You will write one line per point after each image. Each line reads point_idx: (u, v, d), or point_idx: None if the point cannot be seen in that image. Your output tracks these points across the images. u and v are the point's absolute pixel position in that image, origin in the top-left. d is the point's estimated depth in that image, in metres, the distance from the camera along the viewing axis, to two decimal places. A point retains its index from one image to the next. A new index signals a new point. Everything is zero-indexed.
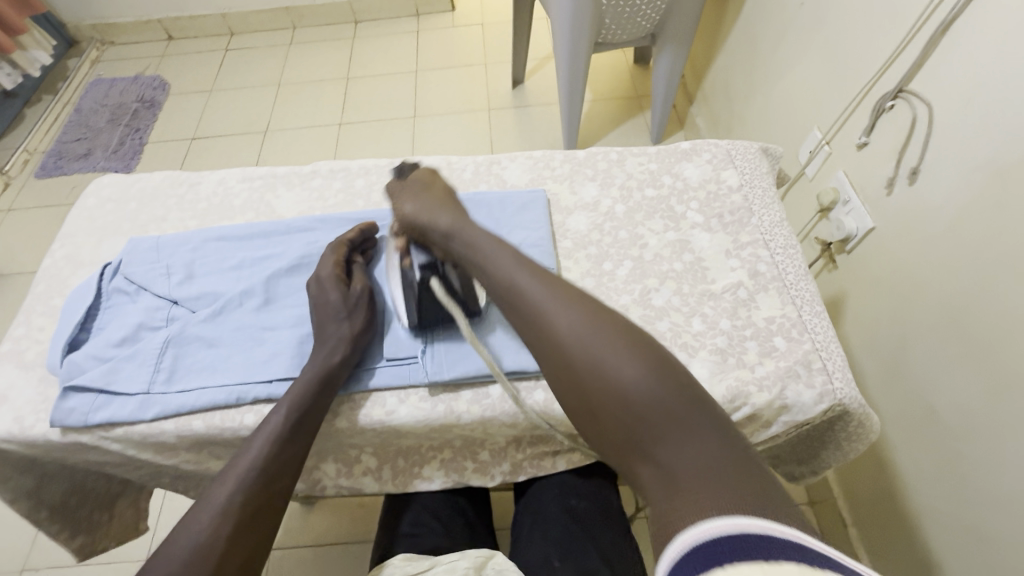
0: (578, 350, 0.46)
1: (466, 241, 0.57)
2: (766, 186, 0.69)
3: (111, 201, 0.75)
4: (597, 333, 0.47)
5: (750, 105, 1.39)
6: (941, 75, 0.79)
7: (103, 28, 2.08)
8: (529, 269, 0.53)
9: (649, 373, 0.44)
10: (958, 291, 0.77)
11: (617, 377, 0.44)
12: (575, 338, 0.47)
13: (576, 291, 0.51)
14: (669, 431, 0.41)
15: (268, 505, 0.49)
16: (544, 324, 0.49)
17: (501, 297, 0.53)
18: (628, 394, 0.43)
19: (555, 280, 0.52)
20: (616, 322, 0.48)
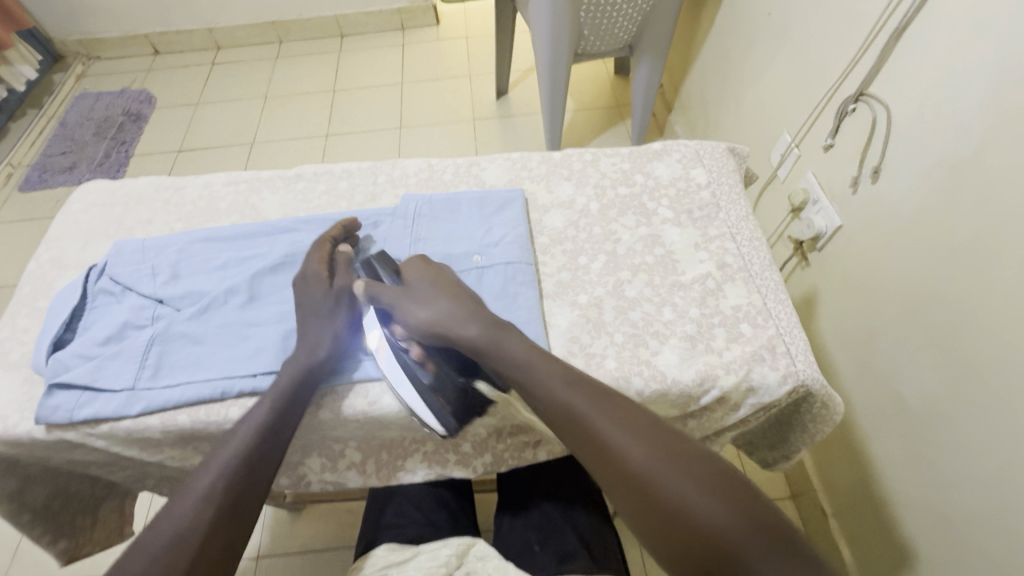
0: (631, 468, 0.44)
1: (501, 356, 0.53)
2: (732, 183, 0.72)
3: (97, 206, 0.76)
4: (648, 450, 0.45)
5: (724, 112, 1.43)
6: (897, 78, 0.84)
7: (89, 43, 2.09)
8: (579, 383, 0.50)
9: (703, 490, 0.41)
10: (919, 282, 0.80)
11: (672, 498, 0.42)
12: (648, 472, 0.43)
13: (639, 416, 0.48)
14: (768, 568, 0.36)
15: (251, 492, 0.50)
16: (614, 457, 0.45)
17: (561, 421, 0.49)
18: (685, 513, 0.41)
19: (614, 402, 0.49)
20: (666, 436, 0.45)
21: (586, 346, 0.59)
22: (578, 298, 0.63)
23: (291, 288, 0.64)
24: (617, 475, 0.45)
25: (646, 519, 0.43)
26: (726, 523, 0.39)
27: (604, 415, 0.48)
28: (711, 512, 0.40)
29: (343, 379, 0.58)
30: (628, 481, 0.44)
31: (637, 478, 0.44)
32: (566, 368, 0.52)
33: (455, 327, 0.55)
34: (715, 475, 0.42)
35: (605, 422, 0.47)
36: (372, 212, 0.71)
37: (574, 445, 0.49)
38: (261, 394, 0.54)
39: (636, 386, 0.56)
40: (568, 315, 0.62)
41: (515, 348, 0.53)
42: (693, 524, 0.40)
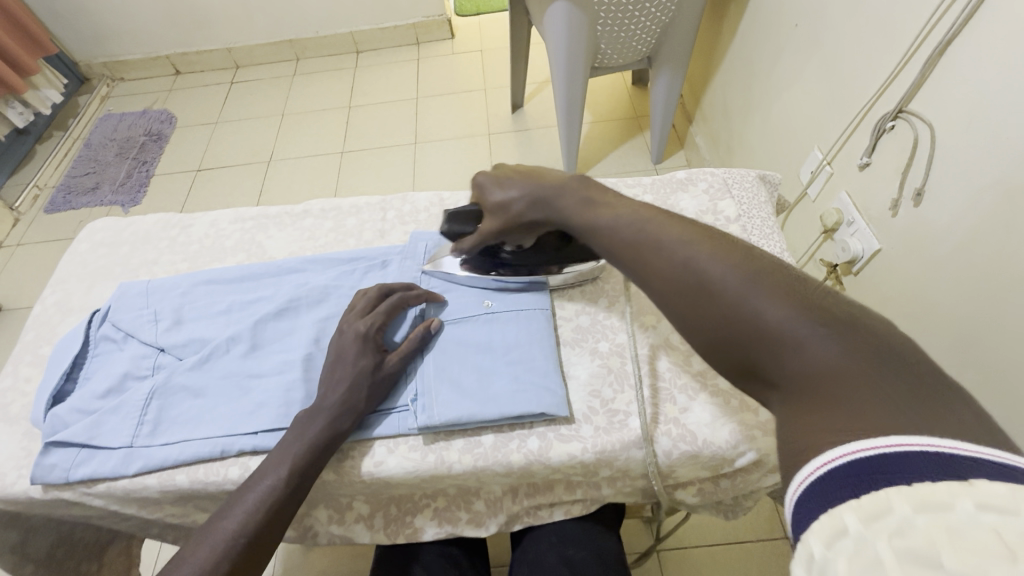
0: (726, 298, 0.37)
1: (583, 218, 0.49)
2: (764, 216, 0.67)
3: (103, 245, 0.74)
4: (748, 276, 0.37)
5: (749, 125, 1.37)
6: (940, 95, 0.78)
7: (113, 65, 2.13)
8: (642, 212, 0.46)
9: (818, 317, 0.33)
10: (973, 314, 0.73)
11: (773, 322, 0.34)
12: (690, 271, 0.39)
13: (692, 224, 0.43)
14: (801, 348, 0.33)
15: (248, 569, 0.46)
16: (658, 260, 0.41)
17: (622, 250, 0.45)
18: (780, 329, 0.34)
19: (667, 218, 0.44)
20: (774, 267, 0.38)
21: (608, 402, 0.55)
22: (598, 346, 0.59)
23: (295, 335, 0.61)
24: (706, 304, 0.38)
25: (700, 317, 0.38)
26: (844, 350, 0.32)
27: (693, 248, 0.40)
28: (825, 338, 0.33)
29: (364, 436, 0.54)
30: (723, 307, 0.37)
31: (732, 303, 0.36)
32: (668, 214, 0.45)
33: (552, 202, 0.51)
34: (763, 272, 0.37)
35: (699, 251, 0.40)
36: (380, 251, 0.67)
37: (654, 282, 0.42)
38: (273, 454, 0.49)
39: (663, 446, 0.52)
40: (588, 366, 0.58)
41: (604, 218, 0.47)
42: (798, 350, 0.33)
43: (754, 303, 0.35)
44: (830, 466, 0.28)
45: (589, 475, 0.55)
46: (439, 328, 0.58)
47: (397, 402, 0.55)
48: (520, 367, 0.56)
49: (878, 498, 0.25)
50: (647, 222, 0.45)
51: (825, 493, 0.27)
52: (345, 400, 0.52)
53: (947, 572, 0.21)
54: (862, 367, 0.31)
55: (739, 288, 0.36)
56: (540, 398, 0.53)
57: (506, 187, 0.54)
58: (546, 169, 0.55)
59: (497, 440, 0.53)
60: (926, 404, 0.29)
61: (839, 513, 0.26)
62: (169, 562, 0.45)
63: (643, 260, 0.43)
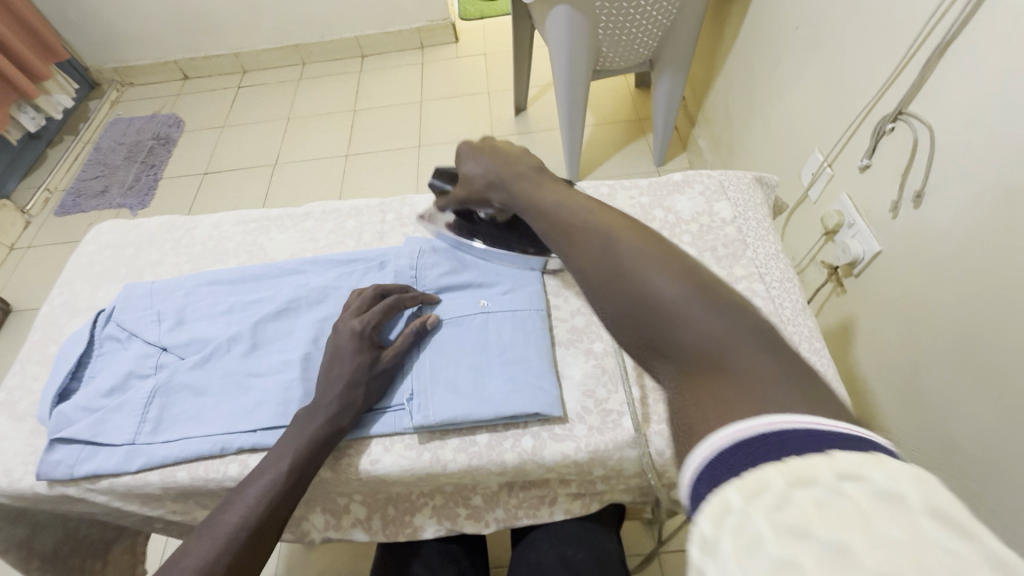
0: (635, 274, 0.39)
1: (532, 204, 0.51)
2: (760, 218, 0.68)
3: (110, 247, 0.76)
4: (654, 260, 0.39)
5: (751, 127, 1.37)
6: (939, 97, 0.78)
7: (123, 70, 2.16)
8: (583, 204, 0.48)
9: (711, 299, 0.35)
10: (973, 314, 0.73)
11: (669, 298, 0.36)
12: (605, 252, 0.41)
13: (616, 216, 0.45)
14: (692, 325, 0.34)
15: (249, 565, 0.47)
16: (580, 244, 0.44)
17: (559, 232, 0.47)
18: (674, 307, 0.35)
19: (597, 209, 0.46)
20: (680, 256, 0.40)
21: (602, 402, 0.56)
22: (593, 347, 0.60)
23: (294, 335, 0.62)
24: (616, 283, 0.39)
25: (609, 294, 0.40)
26: (728, 327, 0.33)
27: (616, 233, 0.42)
28: (716, 318, 0.34)
29: (363, 433, 0.55)
30: (631, 283, 0.38)
31: (638, 279, 0.38)
32: (601, 207, 0.47)
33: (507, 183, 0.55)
34: (669, 259, 0.39)
35: (620, 236, 0.42)
36: (378, 253, 0.68)
37: (578, 262, 0.43)
38: (272, 451, 0.50)
39: (657, 446, 0.52)
40: (583, 366, 0.58)
41: (550, 200, 0.50)
42: (690, 326, 0.34)
43: (657, 282, 0.37)
44: (718, 449, 0.26)
45: (584, 475, 0.55)
46: (436, 324, 0.59)
47: (394, 401, 0.56)
48: (516, 368, 0.56)
49: (757, 474, 0.23)
50: (580, 213, 0.47)
51: (718, 472, 0.25)
52: (343, 398, 0.53)
53: (820, 543, 0.19)
54: (740, 344, 0.32)
55: (648, 268, 0.38)
56: (534, 398, 0.54)
57: (478, 161, 0.58)
58: (517, 151, 0.57)
59: (492, 439, 0.54)
60: (792, 379, 0.30)
61: (723, 492, 0.23)
62: (170, 556, 0.46)
63: (569, 244, 0.45)
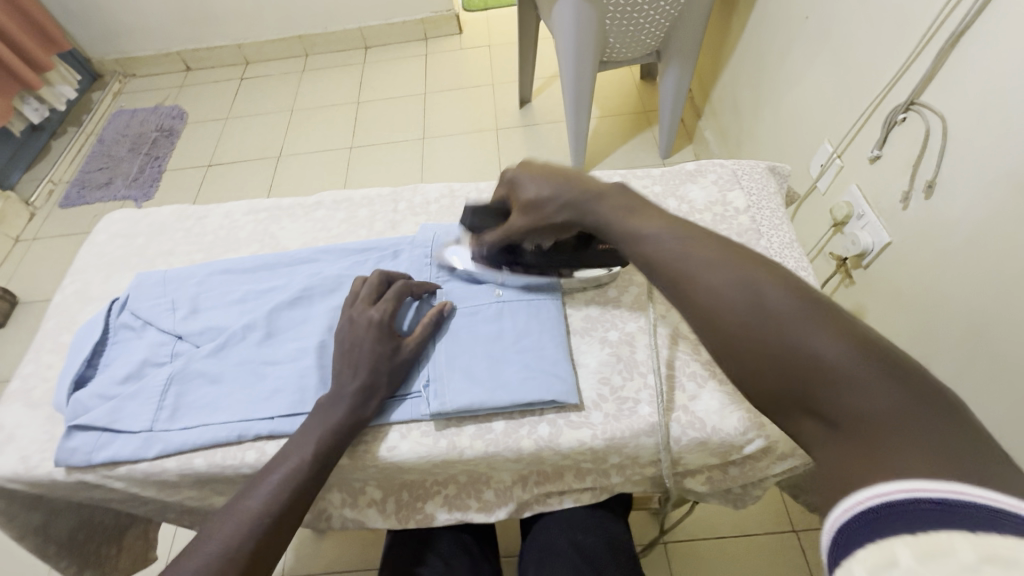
0: (784, 331, 0.36)
1: (628, 235, 0.48)
2: (773, 207, 0.67)
3: (120, 236, 0.76)
4: (805, 312, 0.37)
5: (758, 119, 1.37)
6: (952, 87, 0.77)
7: (125, 62, 2.15)
8: (694, 233, 0.45)
9: (877, 362, 0.34)
10: (985, 305, 0.73)
11: (834, 359, 0.34)
12: (741, 301, 0.39)
13: (740, 251, 0.42)
14: (859, 389, 0.33)
15: (267, 552, 0.47)
16: (705, 286, 0.41)
17: (673, 270, 0.43)
18: (838, 368, 0.34)
19: (717, 240, 0.43)
20: (828, 302, 0.38)
21: (617, 390, 0.56)
22: (607, 335, 0.60)
23: (309, 323, 0.62)
24: (757, 333, 0.38)
25: (749, 346, 0.38)
26: (899, 398, 0.32)
27: (753, 275, 0.40)
28: (887, 381, 0.33)
29: (381, 421, 0.55)
30: (778, 342, 0.36)
31: (788, 337, 0.36)
32: (716, 239, 0.44)
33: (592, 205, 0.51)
34: (818, 309, 0.37)
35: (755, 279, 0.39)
36: (391, 241, 0.68)
37: (700, 305, 0.41)
38: (294, 438, 0.50)
39: (673, 433, 0.53)
40: (598, 355, 0.59)
41: (647, 230, 0.47)
42: (858, 389, 0.33)
43: (813, 341, 0.35)
44: (889, 498, 0.28)
45: (598, 462, 0.56)
46: (450, 310, 0.60)
47: (409, 390, 0.56)
48: (530, 355, 0.56)
49: (938, 538, 0.24)
50: (688, 248, 0.44)
51: (879, 523, 0.27)
52: (363, 386, 0.53)
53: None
54: (916, 417, 0.31)
55: (798, 322, 0.36)
56: (549, 384, 0.54)
57: (537, 185, 0.55)
58: (576, 172, 0.55)
59: (508, 426, 0.54)
60: (979, 448, 0.30)
61: (892, 545, 0.25)
62: (191, 541, 0.47)
63: (683, 284, 0.43)
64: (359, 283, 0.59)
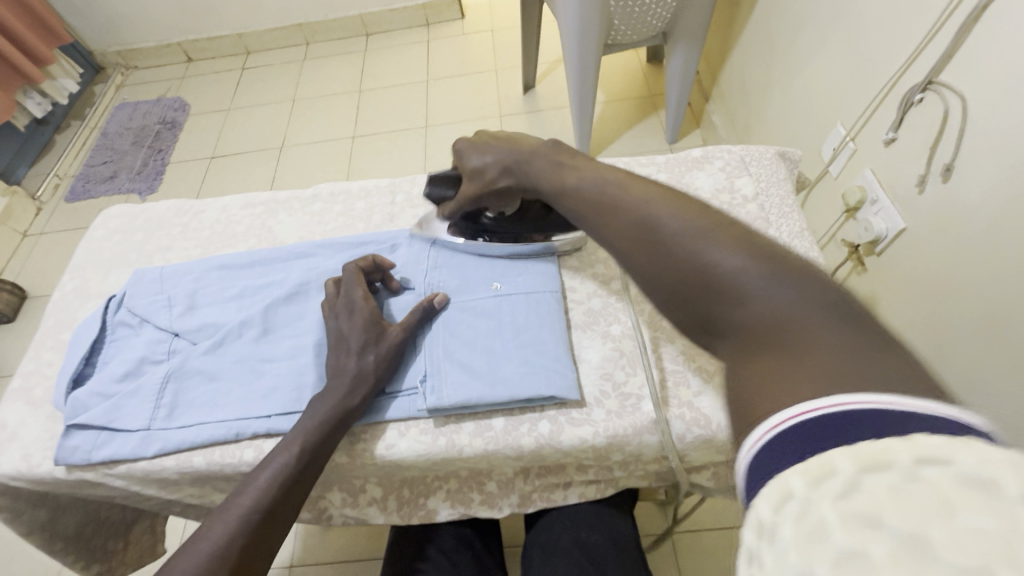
0: (684, 250, 0.37)
1: (557, 188, 0.49)
2: (783, 194, 0.65)
3: (119, 232, 0.75)
4: (702, 230, 0.37)
5: (769, 101, 1.33)
6: (974, 65, 0.73)
7: (126, 53, 2.13)
8: (620, 176, 0.46)
9: (770, 272, 0.33)
10: (1005, 294, 0.70)
11: (726, 272, 0.34)
12: (647, 227, 0.40)
13: (656, 185, 0.43)
14: (748, 300, 0.33)
15: (256, 551, 0.46)
16: (622, 216, 0.42)
17: (599, 207, 0.45)
18: (729, 282, 0.34)
19: (637, 179, 0.45)
20: (732, 221, 0.38)
21: (620, 385, 0.54)
22: (610, 329, 0.58)
23: (306, 319, 0.61)
24: (659, 254, 0.38)
25: (655, 268, 0.38)
26: (788, 300, 0.32)
27: (658, 206, 0.40)
28: (774, 289, 0.32)
29: (376, 418, 0.54)
30: (679, 264, 0.37)
31: (687, 256, 0.37)
32: (639, 179, 0.45)
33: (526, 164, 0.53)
34: (717, 227, 0.37)
35: (665, 208, 0.40)
36: (390, 234, 0.67)
37: (613, 238, 0.42)
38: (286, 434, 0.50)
39: (676, 430, 0.51)
40: (600, 349, 0.57)
41: (575, 184, 0.48)
42: (747, 301, 0.33)
43: (711, 257, 0.35)
44: (778, 429, 0.26)
45: (601, 459, 0.54)
46: (443, 302, 0.59)
47: (404, 385, 0.55)
48: (530, 350, 0.55)
49: (822, 461, 0.21)
50: (614, 189, 0.45)
51: (776, 456, 0.25)
52: (354, 379, 0.52)
53: (893, 534, 0.17)
54: (807, 319, 0.31)
55: (700, 242, 0.36)
56: (549, 380, 0.53)
57: (481, 156, 0.57)
58: (528, 138, 0.56)
59: (508, 423, 0.53)
60: (864, 345, 0.29)
61: (786, 477, 0.22)
62: (182, 541, 0.46)
63: (602, 221, 0.44)
64: (338, 281, 0.59)
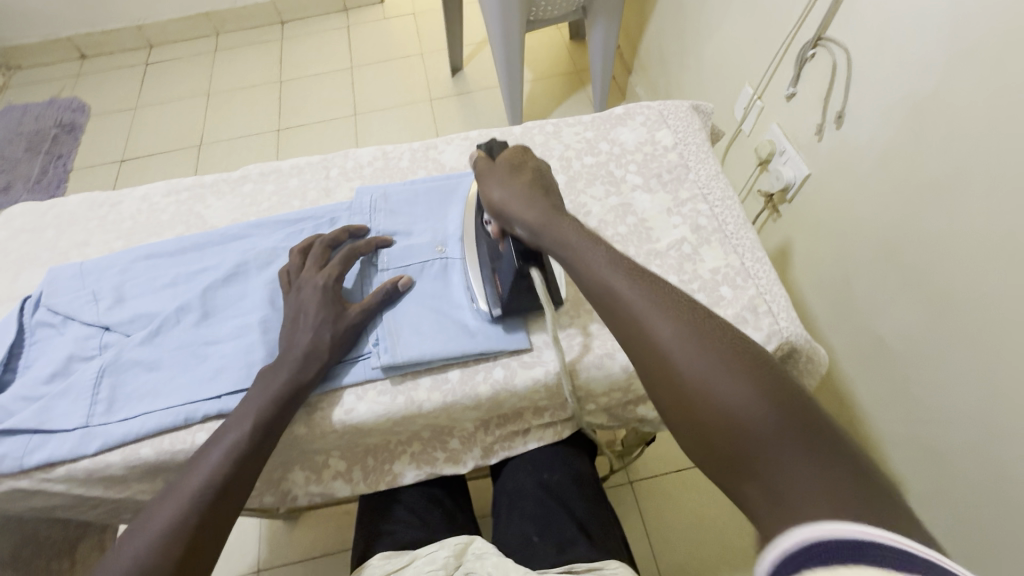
0: (754, 445, 0.33)
1: (556, 239, 0.50)
2: (699, 142, 0.70)
3: (25, 231, 0.70)
4: (724, 361, 0.37)
5: (684, 68, 1.40)
6: (853, 20, 0.82)
7: (6, 52, 1.93)
8: (625, 267, 0.45)
9: (796, 429, 0.33)
10: (893, 220, 0.79)
11: (744, 415, 0.34)
12: (671, 346, 0.39)
13: (671, 292, 0.42)
14: (770, 447, 0.33)
15: (206, 536, 0.45)
16: (636, 327, 0.41)
17: (602, 305, 0.44)
18: (758, 430, 0.33)
19: (651, 281, 0.43)
20: (747, 352, 0.37)
21: (566, 329, 0.58)
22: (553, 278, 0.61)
23: (247, 299, 0.60)
24: (672, 376, 0.38)
25: (672, 392, 0.38)
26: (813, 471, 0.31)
27: (677, 322, 0.40)
28: (798, 459, 0.31)
29: (332, 386, 0.54)
30: (748, 470, 0.33)
31: (765, 465, 0.32)
32: (658, 281, 0.44)
33: (518, 205, 0.53)
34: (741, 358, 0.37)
35: (747, 394, 0.35)
36: (327, 209, 0.66)
37: (633, 352, 0.41)
38: (236, 411, 0.49)
39: (621, 361, 0.55)
40: None
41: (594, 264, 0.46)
42: (766, 459, 0.32)
43: (796, 479, 0.31)
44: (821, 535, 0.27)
45: (556, 400, 0.58)
46: (408, 286, 0.58)
47: (362, 350, 0.56)
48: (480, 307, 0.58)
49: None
50: (684, 345, 0.38)
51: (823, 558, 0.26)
52: (308, 351, 0.52)
53: None
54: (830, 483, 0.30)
55: (781, 451, 0.32)
56: (476, 299, 0.57)
57: (503, 183, 0.56)
58: (550, 186, 0.56)
59: (464, 374, 0.55)
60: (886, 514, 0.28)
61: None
62: (124, 534, 0.44)
63: (614, 322, 0.43)
64: (303, 253, 0.59)
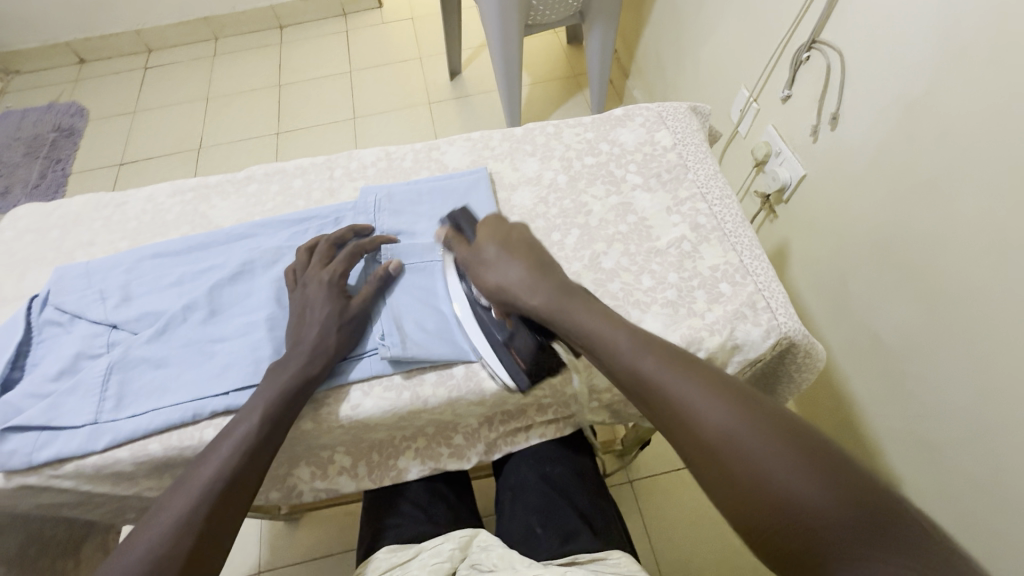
0: (826, 543, 0.33)
1: (573, 328, 0.48)
2: (698, 142, 0.71)
3: (30, 231, 0.70)
4: (781, 451, 0.37)
5: (681, 71, 1.42)
6: (846, 24, 0.84)
7: (5, 56, 1.93)
8: (661, 352, 0.45)
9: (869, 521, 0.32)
10: (888, 219, 0.80)
11: (814, 511, 0.34)
12: (721, 435, 0.39)
13: (711, 375, 0.42)
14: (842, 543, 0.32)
15: (216, 528, 0.45)
16: (682, 416, 0.41)
17: (643, 397, 0.44)
18: (827, 526, 0.33)
19: (688, 363, 0.44)
20: (801, 436, 0.37)
21: None
22: None
23: (254, 296, 0.60)
24: (731, 466, 0.38)
25: (728, 485, 0.37)
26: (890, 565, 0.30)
27: (725, 408, 0.40)
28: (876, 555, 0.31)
29: (339, 380, 0.55)
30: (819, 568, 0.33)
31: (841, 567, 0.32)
32: (694, 363, 0.44)
33: (523, 291, 0.51)
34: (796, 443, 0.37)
35: (811, 486, 0.34)
36: (331, 208, 0.67)
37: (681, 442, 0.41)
38: (245, 405, 0.50)
39: None
40: None
41: (625, 346, 0.46)
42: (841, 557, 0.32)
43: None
44: None
45: (558, 395, 0.58)
46: (398, 270, 0.60)
47: (368, 345, 0.57)
48: None
49: None
50: (738, 434, 0.38)
51: None
52: (315, 345, 0.53)
53: None
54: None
55: (852, 549, 0.32)
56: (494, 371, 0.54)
57: (499, 266, 0.53)
58: (545, 257, 0.54)
59: (468, 370, 0.56)
60: None
61: None
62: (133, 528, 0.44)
63: (659, 411, 0.43)
64: (309, 251, 0.60)
